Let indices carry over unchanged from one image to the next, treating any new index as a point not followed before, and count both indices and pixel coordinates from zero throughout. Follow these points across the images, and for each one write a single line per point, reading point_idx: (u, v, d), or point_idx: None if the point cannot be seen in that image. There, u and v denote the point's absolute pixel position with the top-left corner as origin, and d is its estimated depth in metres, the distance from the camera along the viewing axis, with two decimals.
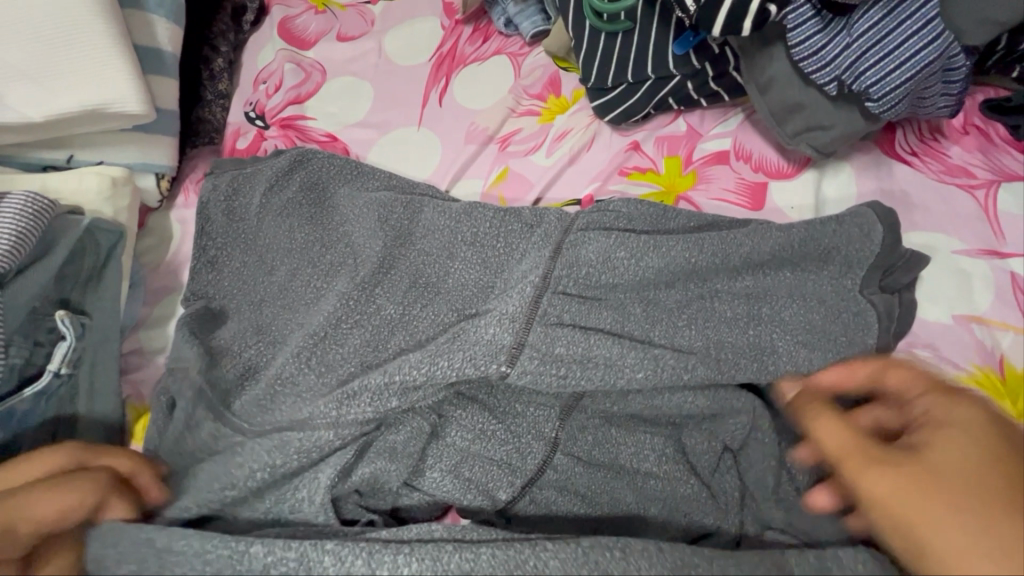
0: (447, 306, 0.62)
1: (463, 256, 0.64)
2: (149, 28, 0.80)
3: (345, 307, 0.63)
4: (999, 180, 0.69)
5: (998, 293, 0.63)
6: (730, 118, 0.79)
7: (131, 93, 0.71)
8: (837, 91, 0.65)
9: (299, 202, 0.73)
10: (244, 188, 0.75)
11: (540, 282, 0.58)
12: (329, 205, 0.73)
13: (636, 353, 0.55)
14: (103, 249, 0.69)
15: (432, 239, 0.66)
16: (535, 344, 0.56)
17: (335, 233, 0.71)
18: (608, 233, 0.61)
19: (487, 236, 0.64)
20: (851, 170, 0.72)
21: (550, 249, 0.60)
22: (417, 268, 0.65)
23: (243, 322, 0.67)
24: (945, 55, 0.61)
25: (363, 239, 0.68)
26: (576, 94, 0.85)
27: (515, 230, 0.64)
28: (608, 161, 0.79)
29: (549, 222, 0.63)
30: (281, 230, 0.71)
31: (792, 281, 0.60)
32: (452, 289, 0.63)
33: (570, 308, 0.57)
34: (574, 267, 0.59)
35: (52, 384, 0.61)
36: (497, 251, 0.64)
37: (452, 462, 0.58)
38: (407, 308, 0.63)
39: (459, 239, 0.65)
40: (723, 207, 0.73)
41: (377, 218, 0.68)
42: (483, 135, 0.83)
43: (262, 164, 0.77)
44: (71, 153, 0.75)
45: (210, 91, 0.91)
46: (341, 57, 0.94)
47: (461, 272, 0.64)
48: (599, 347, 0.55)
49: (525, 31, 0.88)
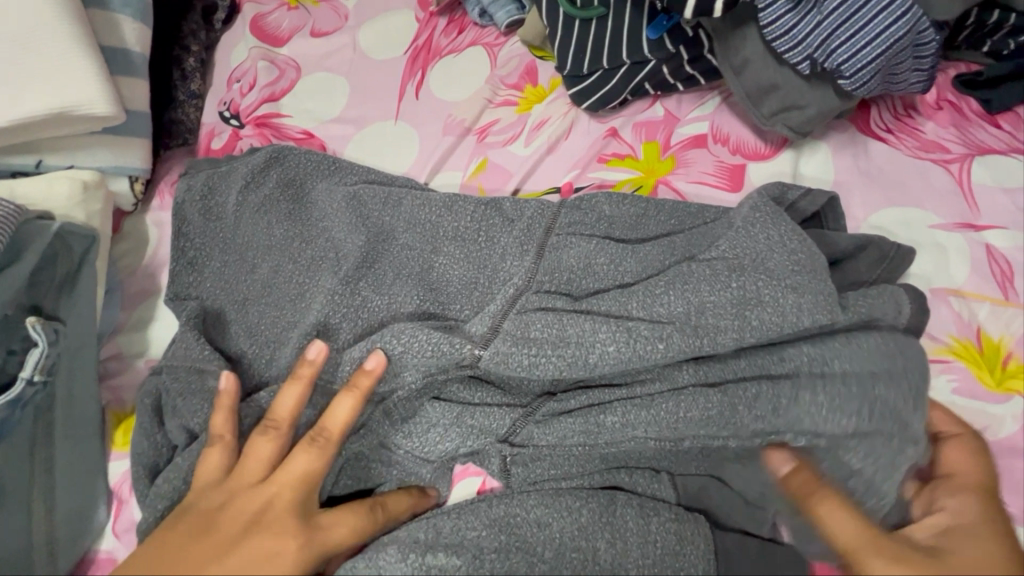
0: (430, 301, 0.62)
1: (447, 251, 0.64)
2: (116, 28, 0.79)
3: (332, 302, 0.63)
4: (973, 153, 0.69)
5: (973, 264, 0.64)
6: (707, 100, 0.78)
7: (99, 95, 0.69)
8: (810, 70, 0.65)
9: (278, 200, 0.72)
10: (220, 188, 0.74)
11: (521, 284, 0.59)
12: (308, 203, 0.72)
13: (608, 328, 0.53)
14: (76, 254, 0.67)
15: (413, 233, 0.65)
16: (509, 330, 0.56)
17: (314, 230, 0.70)
18: (588, 239, 0.61)
19: (468, 232, 0.64)
20: (827, 148, 0.73)
21: (533, 251, 0.61)
22: (401, 262, 0.65)
23: (229, 322, 0.67)
24: (914, 30, 0.61)
25: (343, 235, 0.68)
26: (553, 82, 0.85)
27: (496, 225, 0.64)
28: (587, 148, 0.79)
29: (524, 218, 0.63)
30: (259, 229, 0.71)
31: (764, 236, 0.56)
32: (438, 282, 0.63)
33: (543, 299, 0.57)
34: (555, 272, 0.59)
35: (26, 393, 0.59)
36: (480, 247, 0.64)
37: (446, 424, 0.56)
38: (393, 297, 0.63)
39: (440, 236, 0.65)
40: (703, 189, 0.73)
41: (356, 214, 0.68)
42: (461, 126, 0.83)
43: (239, 161, 0.76)
44: (41, 158, 0.74)
45: (182, 91, 0.90)
46: (315, 53, 0.93)
47: (446, 267, 0.63)
48: (572, 326, 0.54)
49: (500, 21, 0.87)
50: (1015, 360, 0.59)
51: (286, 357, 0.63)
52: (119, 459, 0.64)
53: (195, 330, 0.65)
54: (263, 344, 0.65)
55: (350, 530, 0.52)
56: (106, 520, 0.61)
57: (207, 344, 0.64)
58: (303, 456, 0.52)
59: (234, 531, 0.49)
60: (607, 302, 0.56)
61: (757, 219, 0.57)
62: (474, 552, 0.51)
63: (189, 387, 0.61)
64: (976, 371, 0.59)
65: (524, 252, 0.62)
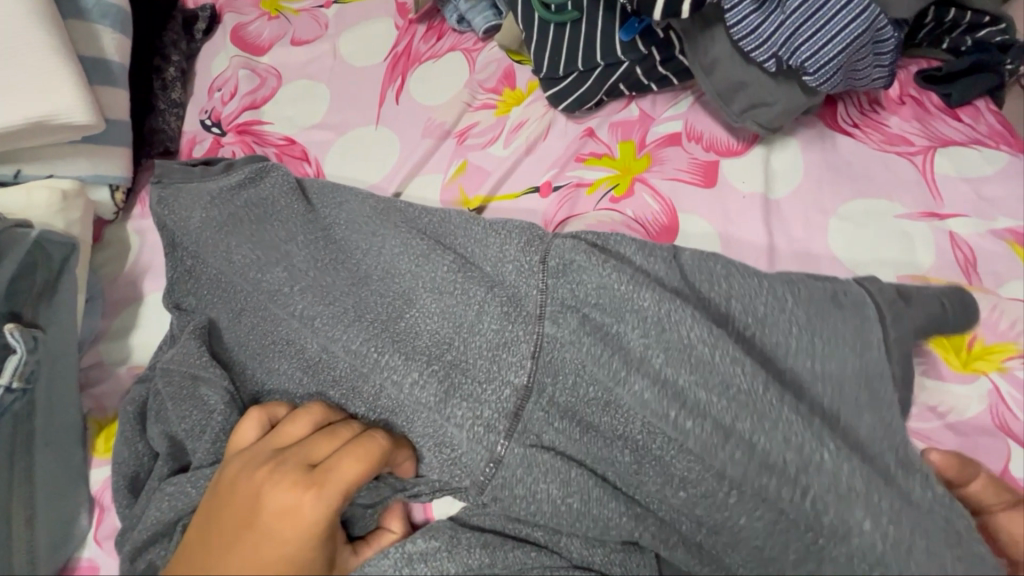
0: (393, 358, 0.59)
1: (422, 303, 0.61)
2: (95, 38, 0.79)
3: (320, 341, 0.62)
4: (936, 146, 0.72)
5: (938, 251, 0.66)
6: (681, 100, 0.80)
7: (78, 104, 0.70)
8: (776, 67, 0.67)
9: (243, 219, 0.70)
10: (182, 207, 0.72)
11: (521, 391, 0.55)
12: (275, 220, 0.69)
13: (614, 504, 0.52)
14: (55, 262, 0.67)
15: (393, 279, 0.63)
16: (512, 464, 0.53)
17: (275, 251, 0.67)
18: (576, 330, 0.54)
19: (446, 283, 0.60)
20: (797, 144, 0.75)
21: (528, 348, 0.56)
22: (367, 305, 0.62)
23: (217, 330, 0.67)
24: (873, 27, 0.63)
25: (305, 266, 0.66)
26: (531, 85, 0.86)
27: (478, 297, 0.59)
28: (565, 148, 0.80)
29: (509, 226, 0.62)
30: (221, 251, 0.69)
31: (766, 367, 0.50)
32: (416, 336, 0.60)
33: (534, 433, 0.54)
34: (560, 376, 0.55)
35: (6, 399, 0.59)
36: (456, 299, 0.59)
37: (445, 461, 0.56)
38: (375, 341, 0.60)
39: (419, 284, 0.61)
40: (678, 186, 0.74)
41: (332, 260, 0.66)
42: (441, 130, 0.84)
43: (210, 179, 0.73)
44: (19, 168, 0.74)
45: (163, 100, 0.91)
46: (295, 62, 0.94)
47: (423, 321, 0.60)
48: (577, 488, 0.52)
49: (478, 27, 0.89)
50: (980, 341, 0.59)
51: (274, 364, 0.63)
52: (102, 465, 0.65)
53: (197, 338, 0.65)
54: (248, 354, 0.64)
55: (359, 473, 0.50)
56: (88, 527, 0.61)
57: (204, 351, 0.64)
58: (319, 438, 0.53)
59: (265, 510, 0.49)
60: (596, 447, 0.53)
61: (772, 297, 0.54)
62: (452, 531, 0.54)
63: (181, 393, 0.62)
64: (943, 354, 0.58)
65: (512, 320, 0.57)
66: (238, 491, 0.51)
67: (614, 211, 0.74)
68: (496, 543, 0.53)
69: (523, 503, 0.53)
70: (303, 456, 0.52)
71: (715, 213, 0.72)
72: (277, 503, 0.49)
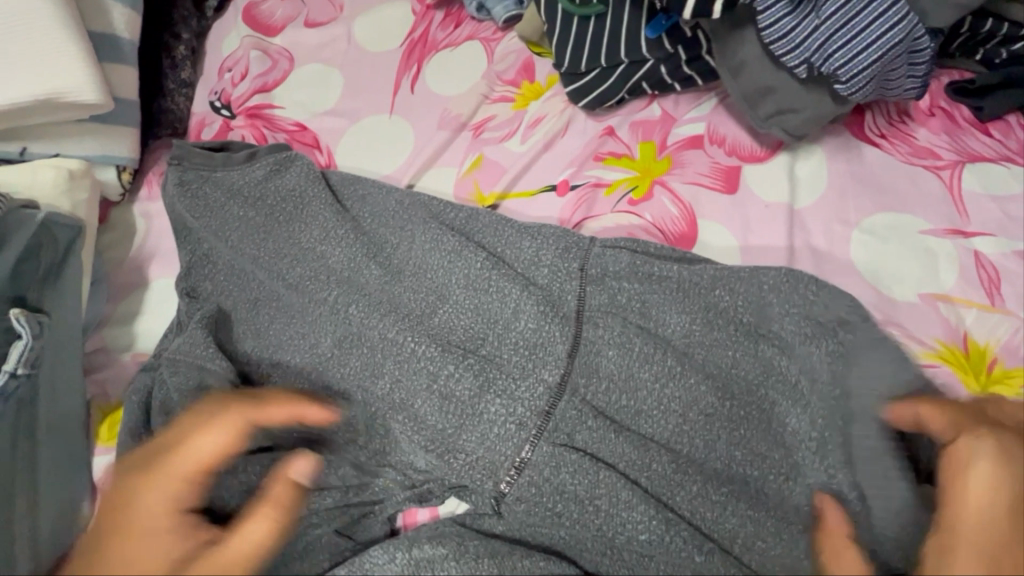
0: (428, 348, 0.59)
1: (455, 299, 0.61)
2: (104, 12, 0.77)
3: (340, 335, 0.61)
4: (964, 161, 0.70)
5: (961, 271, 0.65)
6: (704, 102, 0.79)
7: (88, 83, 0.68)
8: (807, 73, 0.65)
9: (276, 212, 0.69)
10: (208, 192, 0.71)
11: (556, 386, 0.57)
12: (305, 214, 0.68)
13: (652, 367, 0.56)
14: (61, 245, 0.66)
15: (422, 278, 0.63)
16: (555, 432, 0.55)
17: (310, 251, 0.66)
18: (616, 325, 0.58)
19: (479, 280, 0.61)
20: (822, 153, 0.73)
21: (568, 343, 0.58)
22: (402, 301, 0.62)
23: (234, 322, 0.65)
24: (911, 36, 0.61)
25: (341, 264, 0.65)
26: (550, 79, 0.84)
27: (514, 291, 0.60)
28: (584, 146, 0.78)
29: (546, 237, 0.63)
30: (247, 238, 0.68)
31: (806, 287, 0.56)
32: (437, 329, 0.61)
33: (594, 398, 0.56)
34: (593, 378, 0.57)
35: (9, 385, 0.58)
36: (492, 296, 0.61)
37: (462, 456, 0.56)
38: (397, 336, 0.60)
39: (453, 281, 0.62)
40: (698, 190, 0.73)
41: (362, 251, 0.65)
42: (456, 122, 0.82)
43: (234, 169, 0.71)
44: (25, 145, 0.72)
45: (172, 80, 0.89)
46: (309, 44, 0.92)
47: (452, 316, 0.61)
48: (598, 443, 0.55)
49: (497, 16, 0.86)
50: (1001, 365, 0.60)
51: (284, 358, 0.62)
52: (105, 452, 0.64)
53: (205, 327, 0.64)
54: (260, 346, 0.64)
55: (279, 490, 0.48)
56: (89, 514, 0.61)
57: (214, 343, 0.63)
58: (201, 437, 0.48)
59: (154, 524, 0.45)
60: (626, 404, 0.56)
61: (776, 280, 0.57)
62: (460, 539, 0.53)
63: (187, 384, 0.61)
64: (963, 377, 0.60)
65: (549, 319, 0.59)
66: (123, 496, 0.46)
67: (632, 214, 0.72)
68: (505, 551, 0.52)
69: (536, 492, 0.54)
70: (199, 468, 0.48)
71: (734, 221, 0.71)
72: (143, 514, 0.45)
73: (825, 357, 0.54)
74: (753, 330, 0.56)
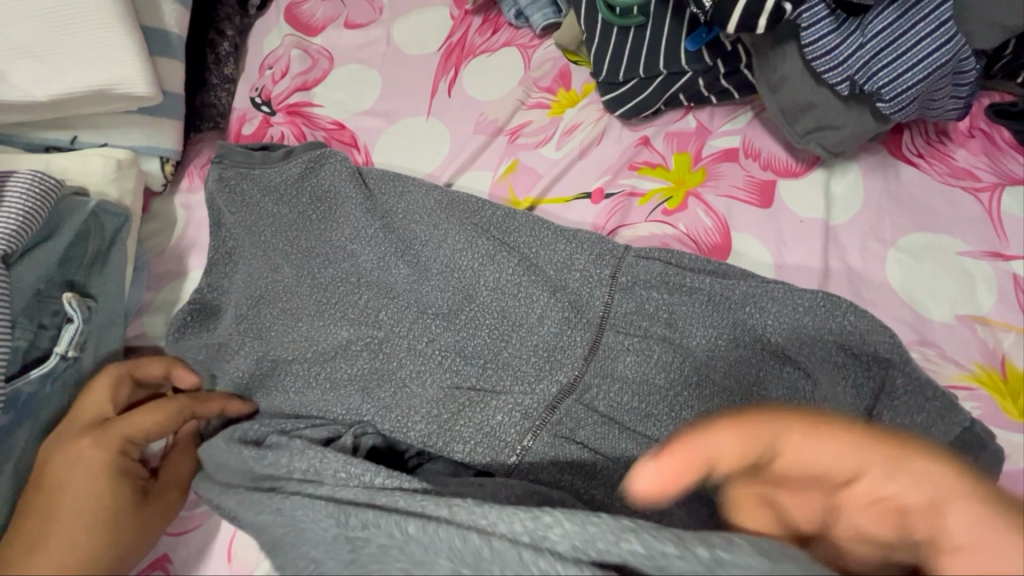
0: (449, 353, 0.61)
1: (483, 301, 0.63)
2: (155, 8, 0.78)
3: (362, 333, 0.63)
4: (1003, 183, 0.70)
5: (1000, 294, 0.64)
6: (739, 115, 0.79)
7: (139, 75, 0.70)
8: (849, 91, 0.65)
9: (312, 210, 0.70)
10: (249, 190, 0.72)
11: (567, 385, 0.58)
12: (337, 215, 0.70)
13: (666, 374, 0.58)
14: (107, 234, 0.68)
15: (449, 279, 0.64)
16: (560, 427, 0.57)
17: (344, 250, 0.68)
18: (635, 335, 0.60)
19: (510, 284, 0.63)
20: (859, 170, 0.73)
21: (585, 347, 0.60)
22: (428, 300, 0.64)
23: (271, 316, 0.66)
24: (956, 58, 0.61)
25: (371, 264, 0.66)
26: (586, 87, 0.85)
27: (539, 295, 0.62)
28: (618, 155, 0.79)
29: (582, 243, 0.63)
30: (285, 234, 0.69)
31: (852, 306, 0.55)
32: (460, 332, 0.62)
33: (603, 401, 0.58)
34: (606, 379, 0.59)
35: (58, 366, 0.61)
36: (519, 301, 0.62)
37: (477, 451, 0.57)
38: (416, 339, 0.62)
39: (482, 283, 0.63)
40: (732, 203, 0.73)
41: (397, 250, 0.66)
42: (493, 126, 0.83)
43: (271, 167, 0.72)
44: (75, 134, 0.74)
45: (215, 75, 0.91)
46: (349, 45, 0.93)
47: (477, 318, 0.62)
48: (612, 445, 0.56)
49: (536, 23, 0.87)
50: None
51: (320, 353, 0.63)
52: None
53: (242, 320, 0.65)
54: (297, 340, 0.65)
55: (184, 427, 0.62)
56: None
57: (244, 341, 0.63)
58: (143, 413, 0.59)
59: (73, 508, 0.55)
60: (634, 409, 0.57)
61: (812, 303, 0.55)
62: None
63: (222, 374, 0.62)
64: (999, 401, 0.60)
65: (572, 325, 0.60)
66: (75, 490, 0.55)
67: (667, 224, 0.73)
68: None
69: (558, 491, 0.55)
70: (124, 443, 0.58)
71: (770, 235, 0.71)
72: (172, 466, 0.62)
73: (850, 389, 0.53)
74: (782, 346, 0.56)
